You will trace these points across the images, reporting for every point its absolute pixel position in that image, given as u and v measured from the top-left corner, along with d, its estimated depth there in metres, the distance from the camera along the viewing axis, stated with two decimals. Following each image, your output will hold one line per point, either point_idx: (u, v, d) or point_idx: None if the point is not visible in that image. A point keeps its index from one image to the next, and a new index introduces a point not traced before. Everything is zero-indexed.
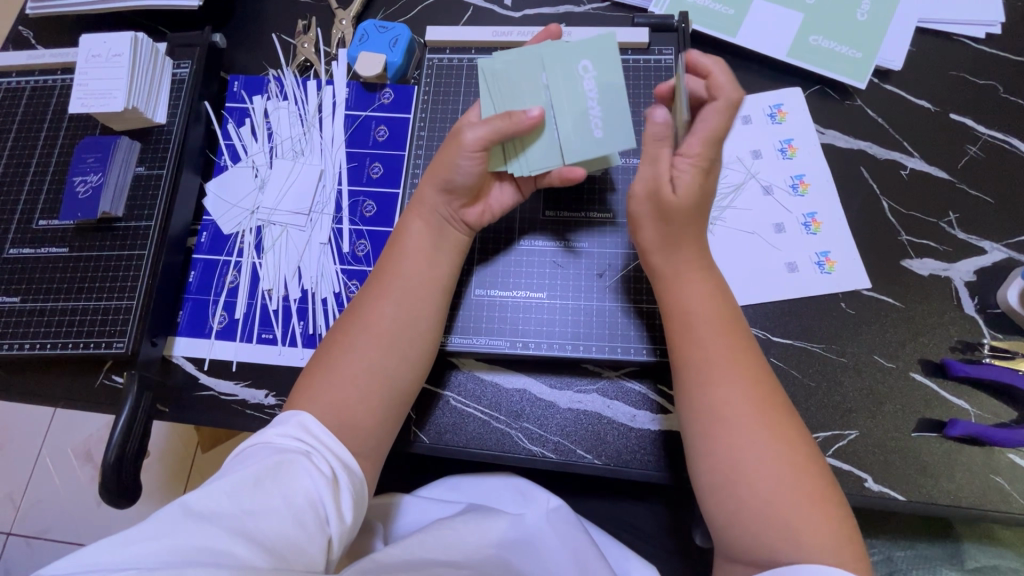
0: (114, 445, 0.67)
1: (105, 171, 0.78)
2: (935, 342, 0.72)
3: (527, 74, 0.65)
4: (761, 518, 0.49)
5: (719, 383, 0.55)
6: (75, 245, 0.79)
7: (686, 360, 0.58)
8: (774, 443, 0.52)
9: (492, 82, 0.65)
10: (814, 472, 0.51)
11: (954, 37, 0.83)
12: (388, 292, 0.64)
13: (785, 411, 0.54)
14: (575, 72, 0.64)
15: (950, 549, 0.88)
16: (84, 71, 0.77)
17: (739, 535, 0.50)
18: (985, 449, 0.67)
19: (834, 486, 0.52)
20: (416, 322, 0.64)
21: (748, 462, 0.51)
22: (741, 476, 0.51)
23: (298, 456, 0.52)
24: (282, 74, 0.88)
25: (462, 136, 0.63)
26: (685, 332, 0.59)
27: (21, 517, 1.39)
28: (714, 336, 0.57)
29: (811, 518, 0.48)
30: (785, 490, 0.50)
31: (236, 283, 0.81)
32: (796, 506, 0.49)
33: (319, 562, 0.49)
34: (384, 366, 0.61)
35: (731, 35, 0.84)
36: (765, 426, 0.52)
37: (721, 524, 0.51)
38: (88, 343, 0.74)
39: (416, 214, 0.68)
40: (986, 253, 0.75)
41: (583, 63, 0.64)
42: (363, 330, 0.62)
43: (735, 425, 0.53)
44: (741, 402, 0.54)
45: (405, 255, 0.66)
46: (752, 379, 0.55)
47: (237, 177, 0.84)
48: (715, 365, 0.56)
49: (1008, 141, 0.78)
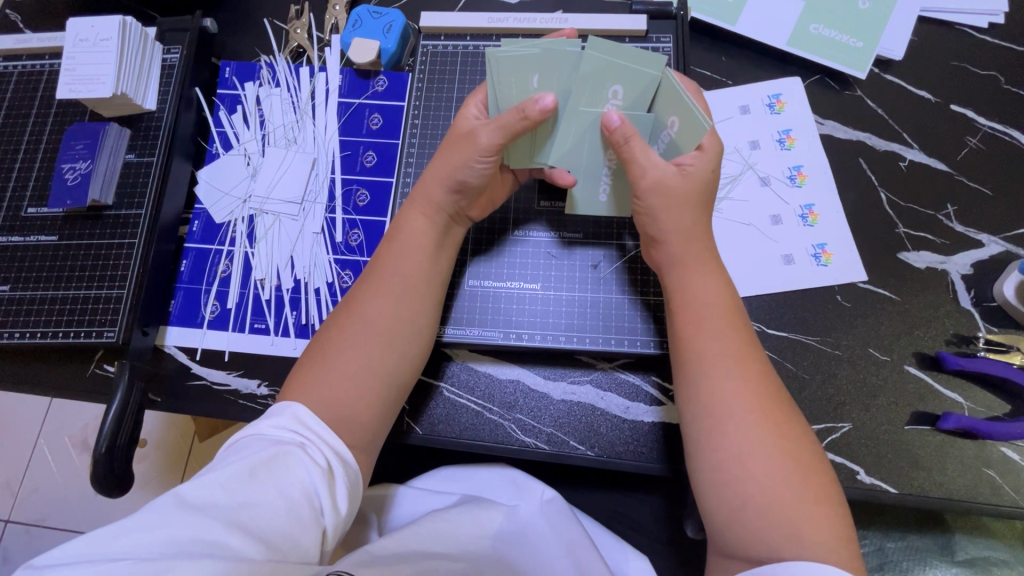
0: (106, 435, 0.66)
1: (94, 158, 0.77)
2: (931, 335, 0.71)
3: (557, 69, 0.60)
4: (768, 515, 0.49)
5: (727, 381, 0.54)
6: (64, 233, 0.78)
7: (694, 353, 0.57)
8: (781, 444, 0.51)
9: (504, 67, 0.61)
10: (817, 468, 0.51)
11: (956, 26, 0.82)
12: (387, 287, 0.63)
13: (790, 407, 0.54)
14: (603, 94, 0.60)
15: (941, 541, 0.88)
16: (72, 56, 0.76)
17: (742, 532, 0.49)
18: (977, 443, 0.67)
19: (836, 488, 0.52)
20: (415, 316, 0.64)
21: (753, 461, 0.51)
22: (746, 472, 0.50)
23: (292, 447, 0.52)
24: (274, 60, 0.86)
25: (475, 137, 0.63)
26: (696, 328, 0.58)
27: (19, 504, 1.40)
28: (720, 329, 0.57)
29: (812, 520, 0.48)
30: (793, 486, 0.49)
31: (228, 272, 0.80)
32: (799, 502, 0.49)
33: (313, 554, 0.49)
34: (382, 361, 0.60)
35: (731, 22, 0.83)
36: (772, 421, 0.52)
37: (725, 521, 0.51)
38: (79, 332, 0.74)
39: (418, 211, 0.67)
40: (983, 246, 0.74)
41: (614, 86, 0.60)
42: (359, 325, 0.61)
43: (742, 423, 0.52)
44: (747, 396, 0.53)
45: (402, 249, 0.65)
46: (759, 379, 0.55)
47: (228, 165, 0.83)
48: (725, 359, 0.55)
49: (1008, 133, 0.78)
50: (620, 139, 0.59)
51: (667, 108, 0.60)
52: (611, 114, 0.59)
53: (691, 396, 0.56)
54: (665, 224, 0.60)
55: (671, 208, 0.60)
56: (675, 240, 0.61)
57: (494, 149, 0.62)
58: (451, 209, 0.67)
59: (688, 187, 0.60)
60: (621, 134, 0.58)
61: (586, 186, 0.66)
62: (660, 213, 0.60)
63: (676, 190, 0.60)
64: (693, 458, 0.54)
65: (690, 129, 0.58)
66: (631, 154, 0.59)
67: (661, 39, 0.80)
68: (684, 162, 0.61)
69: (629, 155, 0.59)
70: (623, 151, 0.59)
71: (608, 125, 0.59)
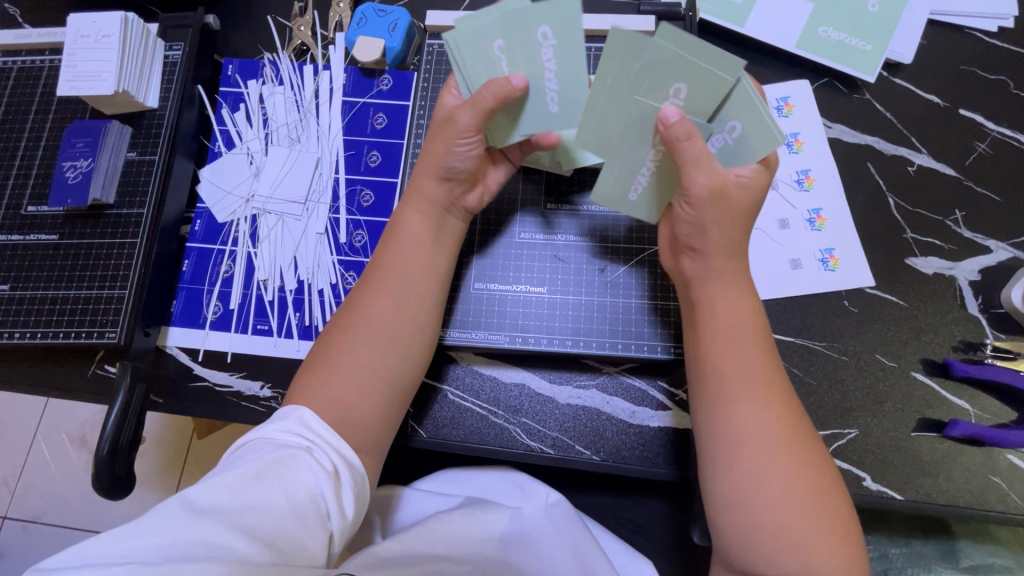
0: (108, 437, 0.66)
1: (95, 156, 0.76)
2: (938, 342, 0.71)
3: (620, 58, 0.53)
4: (778, 529, 0.49)
5: (747, 403, 0.54)
6: (65, 232, 0.77)
7: (715, 370, 0.56)
8: (798, 468, 0.51)
9: (464, 47, 0.59)
10: (832, 492, 0.52)
11: (966, 29, 0.81)
12: (394, 295, 0.62)
13: (804, 419, 0.55)
14: (663, 90, 0.55)
15: (944, 547, 0.88)
16: (73, 52, 0.75)
17: (750, 554, 0.50)
18: (984, 450, 0.67)
19: (848, 510, 0.52)
20: (421, 317, 0.63)
21: (769, 486, 0.51)
22: (761, 497, 0.51)
23: (298, 451, 0.51)
24: (277, 58, 0.85)
25: (454, 120, 0.61)
26: (719, 345, 0.57)
27: (17, 501, 1.39)
28: (743, 347, 0.56)
29: (823, 546, 0.49)
30: (803, 502, 0.50)
31: (231, 272, 0.79)
32: (811, 527, 0.49)
33: (320, 557, 0.49)
34: (386, 369, 0.60)
35: (739, 23, 0.82)
36: (789, 436, 0.53)
37: (735, 533, 0.51)
38: (80, 333, 0.73)
39: (412, 207, 0.66)
40: (991, 252, 0.74)
41: (675, 83, 0.54)
42: (363, 327, 0.60)
43: (760, 446, 0.52)
44: (767, 419, 0.53)
45: (405, 252, 0.64)
46: (780, 401, 0.54)
47: (232, 164, 0.82)
48: (747, 371, 0.55)
49: (1016, 138, 0.77)
50: (681, 135, 0.55)
51: (730, 112, 0.57)
52: (671, 110, 0.55)
53: (711, 405, 0.55)
54: (713, 236, 0.58)
55: (722, 220, 0.57)
56: (712, 252, 0.58)
57: (474, 130, 0.60)
58: (445, 200, 0.66)
59: (742, 201, 0.58)
60: (681, 132, 0.54)
61: (617, 180, 0.62)
62: (705, 224, 0.57)
63: (733, 200, 0.57)
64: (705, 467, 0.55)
65: (760, 137, 0.56)
66: (689, 153, 0.55)
67: None
68: (743, 174, 0.59)
69: (682, 157, 0.55)
70: (679, 149, 0.55)
71: (669, 121, 0.54)
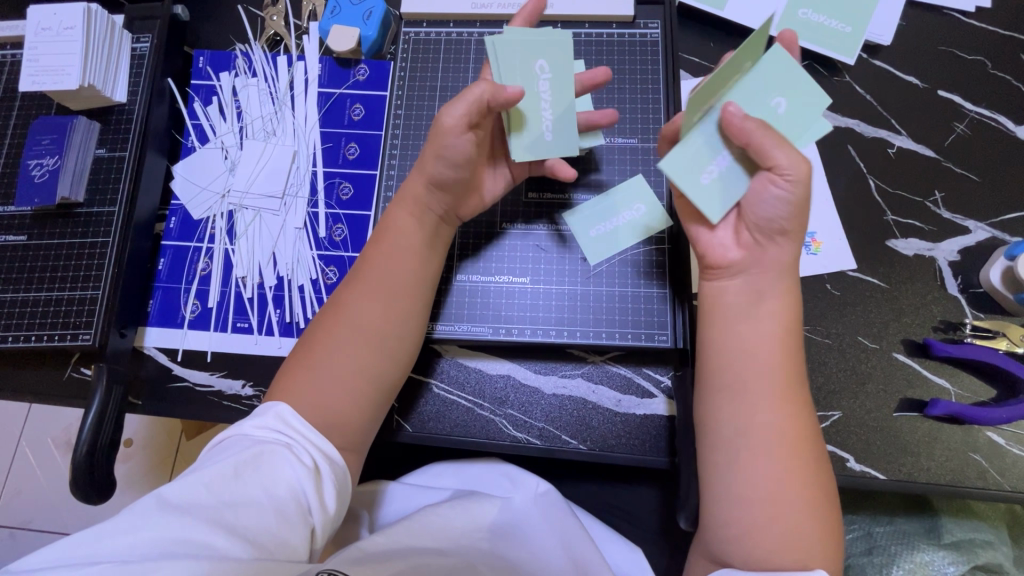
0: (84, 441, 0.64)
1: (62, 153, 0.74)
2: (919, 323, 0.72)
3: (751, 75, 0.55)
4: (771, 508, 0.51)
5: (745, 387, 0.55)
6: (34, 232, 0.75)
7: (717, 357, 0.57)
8: (788, 446, 0.53)
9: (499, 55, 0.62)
10: (818, 470, 0.53)
11: (945, 10, 0.81)
12: (382, 293, 0.60)
13: (807, 400, 0.55)
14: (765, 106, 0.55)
15: (928, 524, 0.90)
16: (35, 46, 0.73)
17: (743, 528, 0.51)
18: (963, 427, 0.68)
19: (831, 485, 0.54)
20: (411, 317, 0.62)
21: (761, 463, 0.52)
22: (752, 472, 0.52)
23: (277, 447, 0.50)
24: (250, 49, 0.83)
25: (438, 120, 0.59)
26: (721, 328, 0.58)
27: (3, 507, 1.37)
28: (745, 332, 0.57)
29: (806, 519, 0.51)
30: (794, 482, 0.52)
31: (208, 270, 0.78)
32: (798, 501, 0.51)
33: (302, 552, 0.48)
34: (372, 367, 0.58)
35: (719, 7, 0.81)
36: (786, 417, 0.54)
37: (728, 513, 0.52)
38: (52, 335, 0.71)
39: (404, 208, 0.63)
40: (970, 232, 0.74)
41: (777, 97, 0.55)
42: (351, 331, 0.58)
43: (754, 427, 0.53)
44: (762, 400, 0.54)
45: (394, 256, 0.62)
46: (777, 384, 0.55)
47: (205, 160, 0.80)
48: (744, 356, 0.56)
49: (995, 118, 0.77)
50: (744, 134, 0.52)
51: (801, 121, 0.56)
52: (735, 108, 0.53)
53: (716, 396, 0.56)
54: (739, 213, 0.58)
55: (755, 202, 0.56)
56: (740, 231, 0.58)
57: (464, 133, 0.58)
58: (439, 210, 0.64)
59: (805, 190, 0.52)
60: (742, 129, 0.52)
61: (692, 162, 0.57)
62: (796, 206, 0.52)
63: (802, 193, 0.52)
64: (703, 449, 0.57)
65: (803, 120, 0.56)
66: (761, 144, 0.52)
67: (649, 26, 0.79)
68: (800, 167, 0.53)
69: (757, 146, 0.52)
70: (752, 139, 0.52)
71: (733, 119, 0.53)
